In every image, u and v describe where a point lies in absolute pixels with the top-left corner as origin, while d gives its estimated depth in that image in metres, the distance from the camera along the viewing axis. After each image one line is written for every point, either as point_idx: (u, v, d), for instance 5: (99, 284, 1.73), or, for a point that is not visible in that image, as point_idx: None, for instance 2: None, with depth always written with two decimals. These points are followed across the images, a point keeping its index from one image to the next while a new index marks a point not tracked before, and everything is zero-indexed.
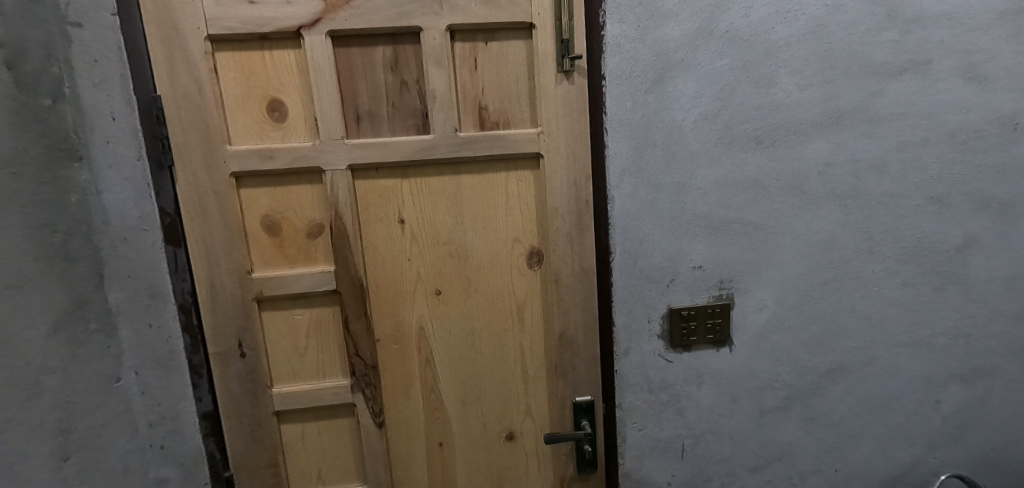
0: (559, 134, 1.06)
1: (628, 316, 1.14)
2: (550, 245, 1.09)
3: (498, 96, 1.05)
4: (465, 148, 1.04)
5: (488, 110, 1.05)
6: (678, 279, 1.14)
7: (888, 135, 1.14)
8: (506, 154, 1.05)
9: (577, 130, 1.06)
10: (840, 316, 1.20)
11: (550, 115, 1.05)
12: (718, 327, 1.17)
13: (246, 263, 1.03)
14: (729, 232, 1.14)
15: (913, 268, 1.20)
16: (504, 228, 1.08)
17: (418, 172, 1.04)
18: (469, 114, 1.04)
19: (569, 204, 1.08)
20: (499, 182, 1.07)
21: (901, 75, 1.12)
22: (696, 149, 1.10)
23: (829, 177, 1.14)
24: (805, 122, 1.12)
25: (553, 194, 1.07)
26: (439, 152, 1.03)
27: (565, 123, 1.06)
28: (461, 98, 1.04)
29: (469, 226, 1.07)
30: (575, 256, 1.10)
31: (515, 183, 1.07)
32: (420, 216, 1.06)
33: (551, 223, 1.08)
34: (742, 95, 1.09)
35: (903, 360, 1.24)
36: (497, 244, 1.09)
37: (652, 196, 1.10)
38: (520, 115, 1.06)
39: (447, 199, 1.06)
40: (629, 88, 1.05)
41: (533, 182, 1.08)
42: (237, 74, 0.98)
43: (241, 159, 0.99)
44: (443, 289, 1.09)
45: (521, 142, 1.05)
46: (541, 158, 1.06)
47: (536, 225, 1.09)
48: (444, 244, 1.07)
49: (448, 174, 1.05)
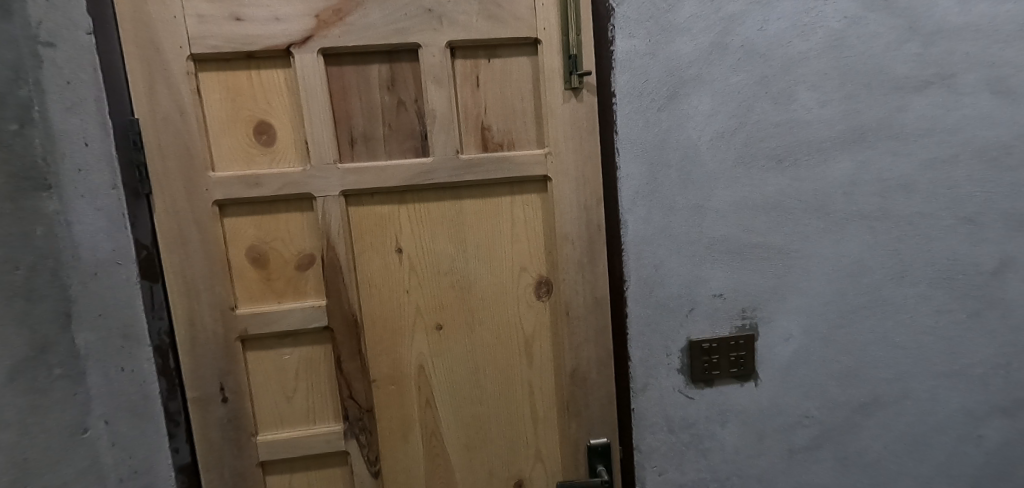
0: (566, 155, 0.99)
1: (644, 350, 1.05)
2: (561, 275, 1.01)
3: (502, 116, 0.98)
4: (467, 171, 0.96)
5: (491, 130, 0.98)
6: (699, 308, 1.06)
7: (915, 152, 1.08)
8: (511, 177, 0.98)
9: (586, 150, 0.99)
10: (871, 346, 1.12)
11: (556, 135, 0.98)
12: (742, 360, 1.08)
13: (229, 299, 0.94)
14: (751, 256, 1.06)
15: (947, 293, 1.12)
16: (510, 257, 1.00)
17: (417, 197, 0.97)
18: (471, 136, 0.97)
19: (580, 230, 1.00)
20: (505, 208, 0.99)
21: (925, 89, 1.07)
22: (713, 170, 1.03)
23: (855, 197, 1.07)
24: (827, 140, 1.05)
25: (562, 220, 1.00)
26: (440, 176, 0.96)
27: (572, 144, 0.99)
28: (463, 118, 0.97)
29: (472, 255, 0.99)
30: (587, 285, 1.02)
31: (521, 208, 1.00)
32: (418, 245, 0.98)
33: (561, 251, 1.00)
34: (761, 112, 1.03)
35: (940, 393, 1.15)
36: (503, 274, 1.00)
37: (668, 219, 1.02)
38: (526, 135, 0.99)
39: (448, 226, 0.98)
40: (641, 106, 0.99)
41: (540, 206, 1.01)
42: (222, 96, 0.91)
43: (225, 186, 0.91)
44: (445, 324, 1.00)
45: (526, 163, 0.98)
46: (549, 181, 0.99)
47: (545, 253, 1.01)
48: (445, 275, 0.99)
49: (449, 199, 0.98)
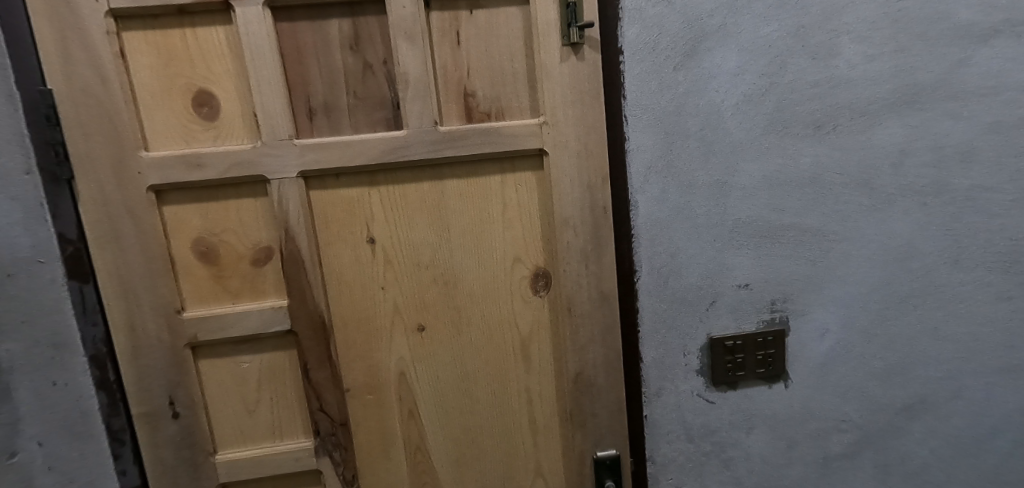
0: (566, 125, 0.83)
1: (659, 349, 0.92)
2: (561, 266, 0.87)
3: (488, 80, 0.82)
4: (448, 147, 0.81)
5: (476, 96, 0.82)
6: (721, 300, 0.92)
7: (977, 114, 0.91)
8: (501, 152, 0.83)
9: (589, 119, 0.83)
10: (918, 340, 0.98)
11: (554, 101, 0.82)
12: (771, 360, 0.94)
13: (174, 301, 0.81)
14: (782, 240, 0.92)
15: (1008, 279, 0.97)
16: (502, 247, 0.86)
17: (390, 178, 0.82)
18: (453, 104, 0.82)
19: (584, 214, 0.86)
20: (494, 189, 0.85)
21: (991, 39, 0.90)
22: (739, 139, 0.88)
23: (905, 169, 0.92)
24: (873, 102, 0.89)
25: (562, 202, 0.85)
26: (416, 153, 0.81)
27: (573, 111, 0.83)
28: (442, 83, 0.82)
29: (457, 245, 0.85)
30: (591, 277, 0.87)
31: (514, 189, 0.85)
32: (393, 234, 0.84)
33: (560, 238, 0.86)
34: (796, 69, 0.87)
35: (995, 391, 1.01)
36: (493, 266, 0.86)
37: (686, 198, 0.88)
38: (518, 102, 0.83)
39: (428, 212, 0.84)
40: (653, 65, 0.84)
41: (535, 186, 0.86)
42: (153, 61, 0.76)
43: (162, 169, 0.77)
44: (428, 325, 0.87)
45: (519, 136, 0.83)
46: (545, 156, 0.84)
47: (542, 240, 0.87)
48: (426, 268, 0.85)
49: (429, 179, 0.83)
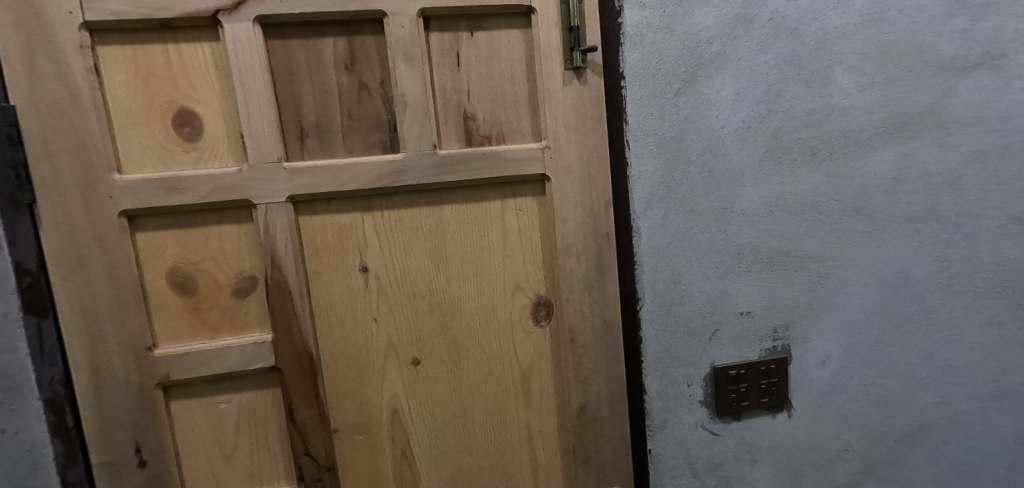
0: (568, 149, 0.81)
1: (662, 380, 0.90)
2: (563, 295, 0.83)
3: (489, 103, 0.79)
4: (447, 171, 0.78)
5: (476, 119, 0.79)
6: (723, 328, 0.90)
7: (963, 143, 0.93)
8: (502, 176, 0.79)
9: (592, 143, 0.81)
10: (915, 366, 0.98)
11: (556, 125, 0.80)
12: (774, 389, 0.93)
13: (145, 337, 0.74)
14: (782, 267, 0.91)
15: (997, 304, 0.98)
16: (502, 275, 0.82)
17: (385, 203, 0.78)
18: (452, 128, 0.78)
19: (587, 240, 0.82)
20: (494, 214, 0.81)
21: (973, 71, 0.92)
22: (739, 165, 0.87)
23: (898, 196, 0.92)
24: (867, 130, 0.90)
25: (564, 228, 0.82)
26: (414, 177, 0.77)
27: (576, 135, 0.81)
28: (441, 106, 0.78)
29: (455, 273, 0.81)
30: (594, 306, 0.84)
31: (514, 215, 0.82)
32: (388, 263, 0.79)
33: (563, 266, 0.82)
34: (793, 97, 0.87)
35: (989, 416, 1.01)
36: (493, 296, 0.82)
37: (688, 225, 0.87)
38: (519, 127, 0.80)
39: (425, 239, 0.80)
40: (655, 90, 0.83)
41: (536, 212, 0.82)
42: (131, 78, 0.71)
43: (136, 193, 0.71)
44: (424, 358, 0.81)
45: (521, 160, 0.79)
46: (547, 181, 0.81)
47: (543, 268, 0.83)
48: (423, 298, 0.81)
49: (426, 204, 0.79)
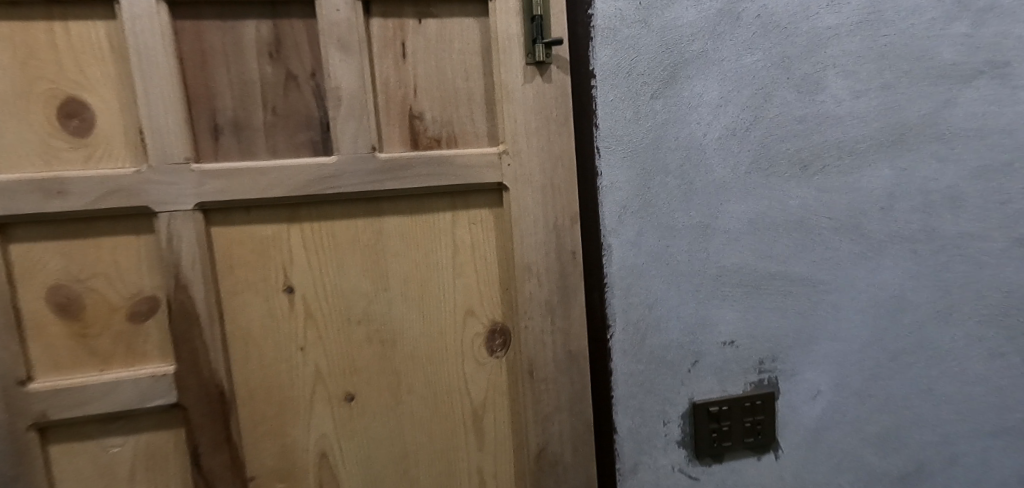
0: (529, 154, 0.70)
1: (635, 418, 0.79)
2: (522, 323, 0.72)
3: (437, 100, 0.68)
4: (388, 178, 0.67)
5: (423, 119, 0.68)
6: (704, 359, 0.81)
7: (965, 158, 0.85)
8: (453, 185, 0.69)
9: (558, 149, 0.71)
10: (912, 401, 0.89)
11: (515, 127, 0.69)
12: (759, 428, 0.83)
13: (19, 368, 0.62)
14: (769, 291, 0.82)
15: (1000, 333, 0.90)
16: (452, 299, 0.71)
17: (315, 213, 0.67)
18: (394, 128, 0.68)
19: (548, 258, 0.72)
20: (443, 228, 0.70)
21: (976, 80, 0.84)
22: (722, 177, 0.78)
23: (895, 214, 0.84)
24: (861, 141, 0.82)
25: (523, 244, 0.71)
26: (348, 183, 0.66)
27: (539, 138, 0.70)
28: (382, 101, 0.67)
29: (397, 295, 0.70)
30: (556, 335, 0.73)
31: (466, 229, 0.71)
32: (318, 283, 0.68)
33: (521, 288, 0.72)
34: (781, 103, 0.79)
35: (991, 455, 0.93)
36: (441, 322, 0.71)
37: (664, 242, 0.77)
38: (473, 128, 0.70)
39: (362, 255, 0.69)
40: (628, 92, 0.73)
41: (492, 225, 0.72)
42: (5, 59, 0.59)
43: (9, 197, 0.59)
44: (359, 394, 0.70)
45: (474, 167, 0.69)
46: (505, 191, 0.71)
47: (500, 291, 0.73)
48: (359, 324, 0.69)
49: (364, 216, 0.68)
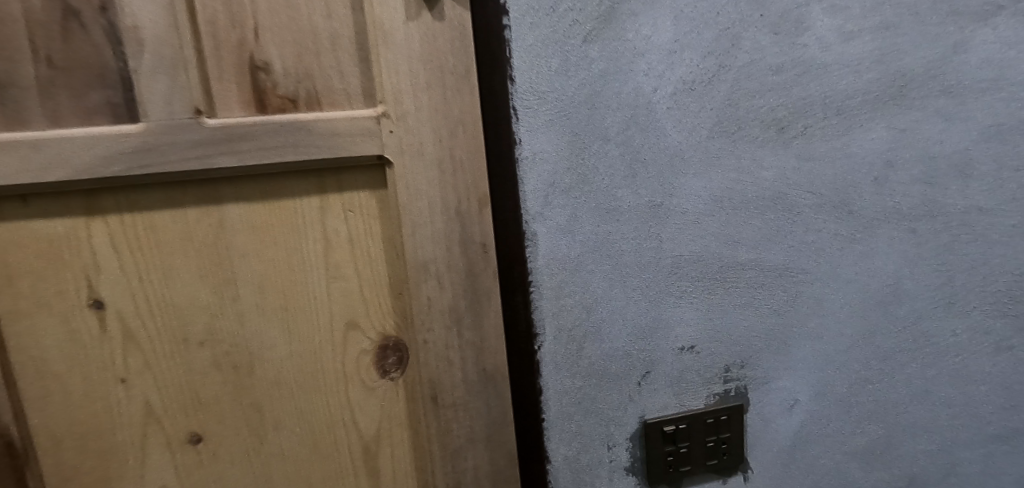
0: (417, 118, 0.54)
1: (572, 444, 0.65)
2: (419, 336, 0.57)
3: (289, 45, 0.50)
4: (222, 150, 0.50)
5: (271, 72, 0.51)
6: (656, 370, 0.66)
7: (976, 115, 0.69)
8: (316, 160, 0.52)
9: (456, 111, 0.55)
10: (906, 407, 0.75)
11: (397, 82, 0.53)
12: (724, 448, 0.69)
13: None
14: (738, 284, 0.66)
15: (1007, 324, 0.76)
16: (327, 309, 0.55)
17: (125, 203, 0.50)
18: (230, 84, 0.50)
19: (450, 253, 0.56)
20: (309, 216, 0.54)
21: (993, 17, 0.67)
22: (677, 144, 0.62)
23: (891, 187, 0.68)
24: (852, 96, 0.65)
25: (415, 236, 0.55)
26: (165, 159, 0.49)
27: (430, 97, 0.54)
28: (208, 48, 0.49)
29: (249, 306, 0.53)
30: (464, 349, 0.58)
31: (341, 220, 0.55)
32: (137, 296, 0.51)
33: (414, 292, 0.56)
34: (753, 47, 0.62)
35: (993, 463, 0.80)
36: (313, 337, 0.55)
37: (606, 229, 0.61)
38: (342, 84, 0.52)
39: (196, 257, 0.52)
40: (553, 33, 0.56)
41: (376, 213, 0.55)
42: None
43: None
44: (208, 435, 0.55)
45: (343, 135, 0.52)
46: (388, 167, 0.54)
47: (390, 296, 0.57)
48: (198, 346, 0.53)
49: (195, 203, 0.51)
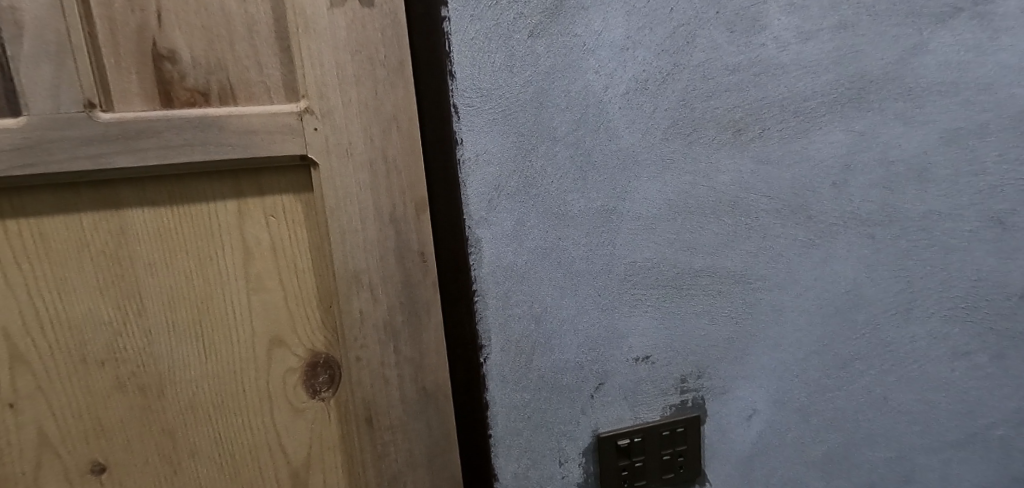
0: (346, 116, 0.50)
1: (521, 461, 0.62)
2: (353, 353, 0.54)
3: (197, 30, 0.48)
4: (124, 151, 0.47)
5: (179, 63, 0.48)
6: (610, 382, 0.63)
7: (934, 118, 0.68)
8: (231, 160, 0.50)
9: (388, 109, 0.51)
10: (864, 415, 0.74)
11: (321, 74, 0.49)
12: (681, 461, 0.67)
13: None
14: (694, 292, 0.64)
15: (965, 330, 0.75)
16: (246, 321, 0.54)
17: (12, 215, 0.47)
18: (130, 75, 0.47)
19: (387, 265, 0.53)
20: (225, 223, 0.52)
21: (953, 19, 0.66)
22: (630, 146, 0.58)
23: (850, 191, 0.66)
24: (810, 98, 0.63)
25: (349, 248, 0.52)
26: (51, 161, 0.46)
27: (359, 91, 0.50)
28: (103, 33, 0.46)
29: (157, 320, 0.52)
30: (403, 367, 0.55)
31: (262, 225, 0.52)
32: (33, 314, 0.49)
33: (345, 305, 0.53)
34: (709, 46, 0.59)
35: (951, 469, 0.79)
36: (230, 351, 0.54)
37: (555, 235, 0.58)
38: (260, 76, 0.50)
39: (94, 272, 0.50)
40: (496, 26, 0.52)
41: (301, 218, 0.53)
42: None
43: None
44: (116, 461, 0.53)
45: (261, 132, 0.49)
46: (312, 170, 0.51)
47: (316, 305, 0.55)
48: (101, 363, 0.51)
49: (93, 214, 0.49)
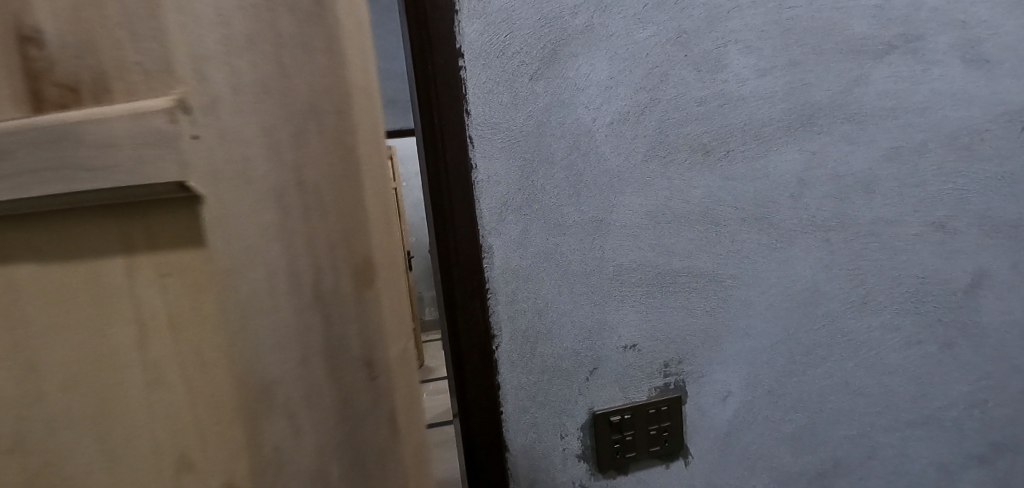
0: (244, 120, 0.31)
1: (528, 434, 0.73)
2: None
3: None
4: None
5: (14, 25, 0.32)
6: (602, 366, 0.74)
7: (877, 139, 0.79)
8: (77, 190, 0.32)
9: (299, 106, 0.33)
10: (828, 398, 0.84)
11: (189, 41, 0.30)
12: (666, 435, 0.78)
13: None
14: (673, 289, 0.75)
15: (915, 321, 0.86)
16: (114, 439, 0.35)
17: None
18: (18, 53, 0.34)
19: (309, 372, 0.35)
20: (103, 290, 0.34)
21: (888, 55, 0.77)
22: (615, 167, 0.70)
23: (805, 202, 0.78)
24: (768, 124, 0.75)
25: (247, 346, 0.33)
26: None
27: (256, 67, 0.31)
28: None
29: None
30: None
31: (157, 292, 0.34)
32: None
33: (247, 432, 0.33)
34: (679, 83, 0.71)
35: (909, 446, 0.89)
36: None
37: (554, 241, 0.70)
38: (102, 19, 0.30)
39: None
40: (503, 73, 0.65)
41: (188, 280, 0.33)
42: None
43: None
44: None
45: (114, 138, 0.31)
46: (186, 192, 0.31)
47: (196, 439, 0.35)
48: None
49: None
